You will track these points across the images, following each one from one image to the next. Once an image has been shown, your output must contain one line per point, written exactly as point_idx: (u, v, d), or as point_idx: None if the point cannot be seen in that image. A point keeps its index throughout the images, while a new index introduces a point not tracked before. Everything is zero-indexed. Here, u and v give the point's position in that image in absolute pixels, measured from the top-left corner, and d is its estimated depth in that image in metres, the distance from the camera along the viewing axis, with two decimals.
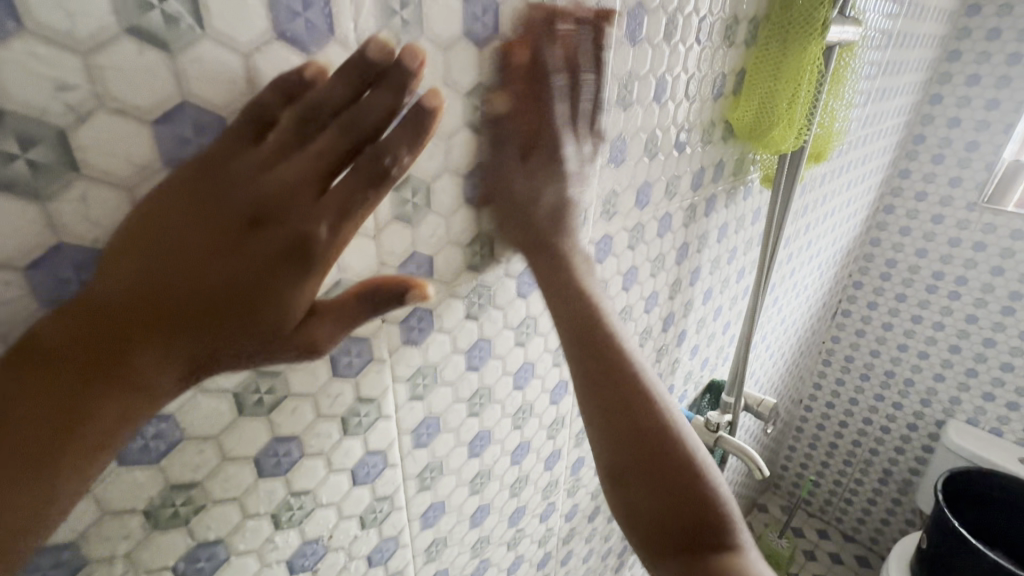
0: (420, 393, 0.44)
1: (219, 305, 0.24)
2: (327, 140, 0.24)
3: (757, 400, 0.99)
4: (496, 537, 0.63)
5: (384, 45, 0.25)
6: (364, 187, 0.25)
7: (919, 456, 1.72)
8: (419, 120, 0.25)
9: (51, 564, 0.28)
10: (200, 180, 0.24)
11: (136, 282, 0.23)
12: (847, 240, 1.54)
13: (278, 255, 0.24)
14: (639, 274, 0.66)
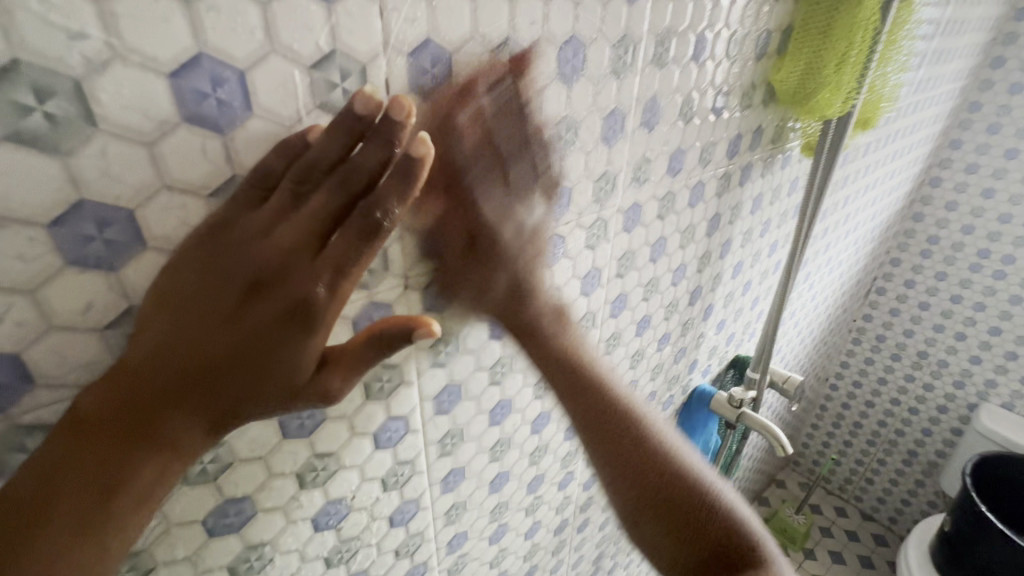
0: (442, 360, 0.44)
1: (235, 365, 0.25)
2: (320, 201, 0.25)
3: (783, 377, 0.97)
4: (514, 502, 0.64)
5: (370, 97, 0.24)
6: (356, 241, 0.25)
7: (947, 439, 1.68)
8: (409, 170, 0.24)
9: None
10: (210, 248, 0.26)
11: (161, 348, 0.25)
12: (887, 215, 1.47)
13: (282, 316, 0.25)
14: (668, 246, 0.64)
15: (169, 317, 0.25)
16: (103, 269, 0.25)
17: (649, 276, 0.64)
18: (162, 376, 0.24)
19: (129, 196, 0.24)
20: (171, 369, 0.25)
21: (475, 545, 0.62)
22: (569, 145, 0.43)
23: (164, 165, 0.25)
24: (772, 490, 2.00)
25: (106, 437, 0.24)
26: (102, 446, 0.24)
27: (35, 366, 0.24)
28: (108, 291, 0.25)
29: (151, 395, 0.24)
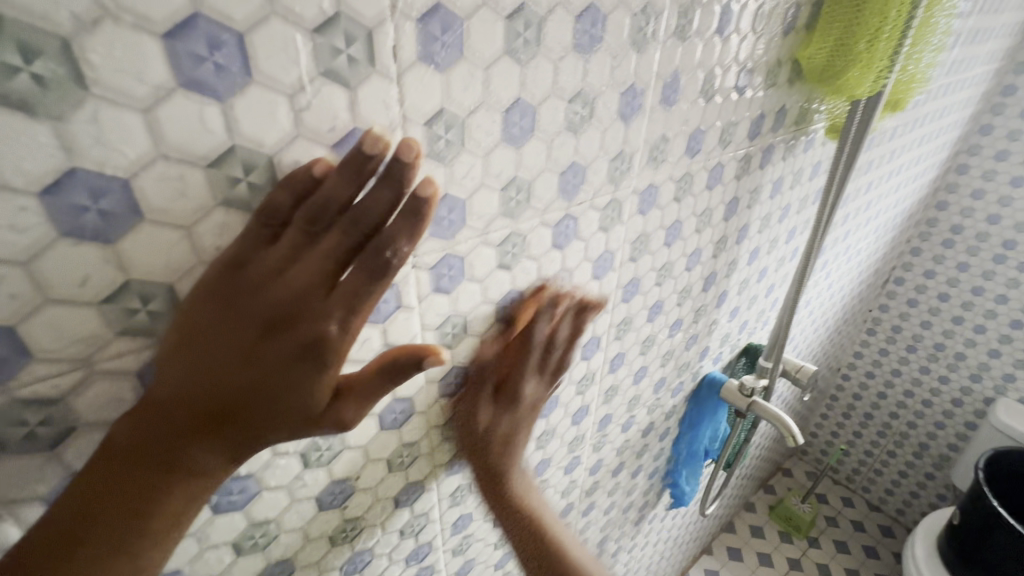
0: (449, 341, 0.43)
1: (252, 401, 0.26)
2: (332, 240, 0.25)
3: (796, 366, 0.95)
4: None
5: (379, 138, 0.25)
6: (367, 281, 0.25)
7: (961, 433, 1.65)
8: (419, 209, 0.25)
9: None
10: (226, 288, 0.26)
11: (184, 384, 0.25)
12: (910, 203, 1.42)
13: (295, 357, 0.26)
14: (683, 229, 0.62)
15: (188, 353, 0.26)
16: (99, 241, 0.24)
17: (663, 261, 0.62)
18: (187, 412, 0.25)
19: (124, 165, 0.23)
20: (193, 406, 0.25)
21: (480, 527, 0.62)
22: (584, 122, 0.42)
23: (160, 132, 0.23)
24: (778, 479, 1.99)
25: (140, 465, 0.25)
26: (135, 474, 0.25)
27: (32, 339, 0.24)
28: (104, 263, 0.24)
29: (177, 429, 0.25)
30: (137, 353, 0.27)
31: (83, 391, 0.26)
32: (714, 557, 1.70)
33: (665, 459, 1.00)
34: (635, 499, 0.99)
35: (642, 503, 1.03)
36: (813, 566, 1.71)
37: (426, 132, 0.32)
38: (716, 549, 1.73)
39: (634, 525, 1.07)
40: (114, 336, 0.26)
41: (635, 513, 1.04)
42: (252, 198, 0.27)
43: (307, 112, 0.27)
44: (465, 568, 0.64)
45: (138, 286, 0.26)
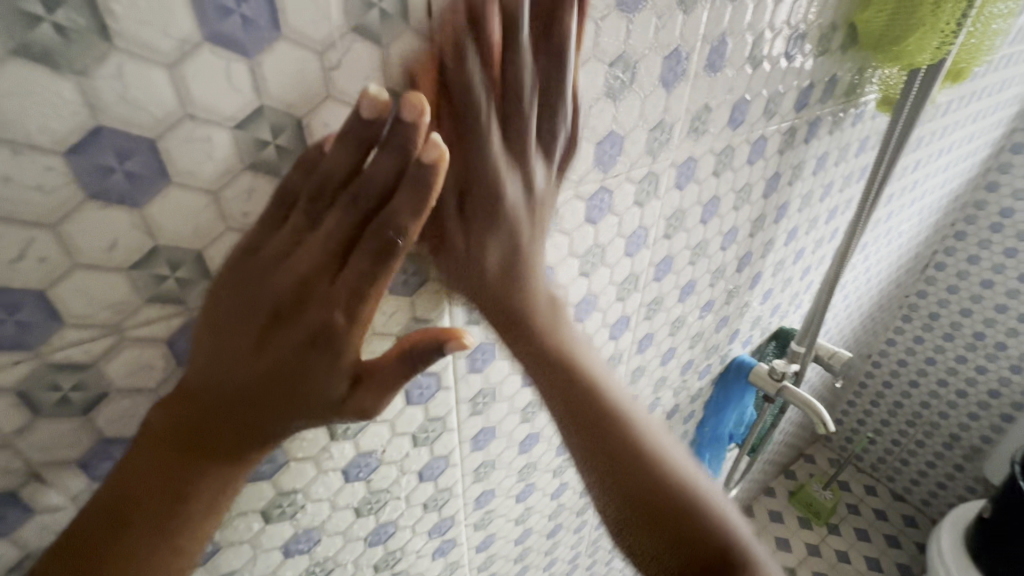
0: (477, 317, 0.42)
1: (272, 388, 0.26)
2: (335, 223, 0.25)
3: (829, 352, 0.92)
4: (543, 464, 0.64)
5: (375, 99, 0.23)
6: (370, 263, 0.24)
7: (996, 425, 1.59)
8: (422, 182, 0.23)
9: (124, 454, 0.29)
10: (236, 275, 0.26)
11: (204, 374, 0.26)
12: (957, 184, 1.34)
13: (304, 346, 0.26)
14: (720, 206, 0.59)
15: (206, 344, 0.26)
16: (127, 205, 0.23)
17: (697, 239, 0.60)
18: (208, 402, 0.26)
19: (152, 124, 0.22)
20: (214, 397, 0.26)
21: (502, 503, 0.62)
22: (624, 88, 0.39)
23: (185, 90, 0.22)
24: (800, 465, 1.97)
25: (167, 455, 0.25)
26: (164, 464, 0.25)
27: (62, 304, 0.23)
28: (133, 228, 0.24)
29: (201, 419, 0.26)
30: (167, 321, 0.27)
31: (114, 358, 0.26)
32: None
33: (687, 442, 0.99)
34: None
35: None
36: (831, 553, 1.69)
37: None
38: None
39: None
40: (145, 303, 0.26)
41: None
42: (281, 162, 0.26)
43: (337, 72, 0.26)
44: (486, 542, 0.65)
45: (166, 251, 0.25)
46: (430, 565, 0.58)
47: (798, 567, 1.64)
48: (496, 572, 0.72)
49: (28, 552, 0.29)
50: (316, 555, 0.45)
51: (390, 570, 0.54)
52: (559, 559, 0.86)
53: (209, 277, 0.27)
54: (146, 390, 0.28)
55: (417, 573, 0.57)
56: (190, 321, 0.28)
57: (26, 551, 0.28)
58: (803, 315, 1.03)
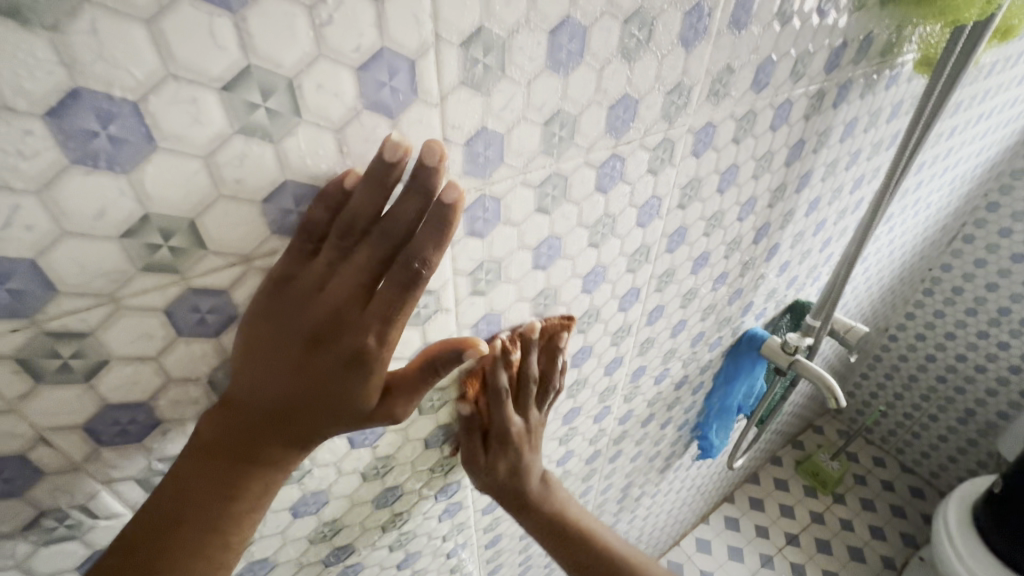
0: (482, 288, 0.41)
1: (311, 405, 0.29)
2: (365, 256, 0.28)
3: (845, 327, 0.90)
4: (549, 432, 0.65)
5: (398, 145, 0.26)
6: (399, 292, 0.27)
7: (1014, 401, 1.56)
8: (443, 217, 0.26)
9: (127, 420, 0.29)
10: (273, 304, 0.28)
11: (253, 390, 0.29)
12: (993, 153, 1.27)
13: (342, 369, 0.29)
14: (739, 174, 0.56)
15: (251, 364, 0.29)
16: (115, 170, 0.22)
17: (713, 209, 0.57)
18: (256, 416, 0.29)
19: (133, 84, 0.21)
20: (262, 411, 0.29)
21: None
22: (640, 47, 0.37)
23: (167, 46, 0.21)
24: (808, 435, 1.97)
25: (221, 461, 0.29)
26: (220, 467, 0.29)
27: (54, 272, 0.23)
28: (122, 194, 0.23)
29: (248, 430, 0.29)
30: (164, 289, 0.26)
31: (111, 327, 0.26)
32: (735, 505, 1.73)
33: (695, 411, 1.00)
34: (662, 449, 1.00)
35: (668, 452, 1.04)
36: (835, 521, 1.71)
37: (461, 54, 0.29)
38: (737, 497, 1.76)
39: (659, 473, 1.08)
40: (138, 269, 0.25)
41: (661, 462, 1.05)
42: (274, 127, 0.25)
43: (330, 30, 0.24)
44: (492, 505, 0.66)
45: (158, 220, 0.24)
46: (436, 526, 0.60)
47: (800, 533, 1.67)
48: (503, 532, 0.74)
49: (43, 510, 0.29)
50: (324, 516, 0.46)
51: (398, 529, 0.55)
52: None
53: (205, 245, 0.26)
54: (147, 357, 0.28)
55: (424, 532, 0.59)
56: (189, 290, 0.27)
57: (41, 509, 0.29)
58: (821, 288, 1.01)
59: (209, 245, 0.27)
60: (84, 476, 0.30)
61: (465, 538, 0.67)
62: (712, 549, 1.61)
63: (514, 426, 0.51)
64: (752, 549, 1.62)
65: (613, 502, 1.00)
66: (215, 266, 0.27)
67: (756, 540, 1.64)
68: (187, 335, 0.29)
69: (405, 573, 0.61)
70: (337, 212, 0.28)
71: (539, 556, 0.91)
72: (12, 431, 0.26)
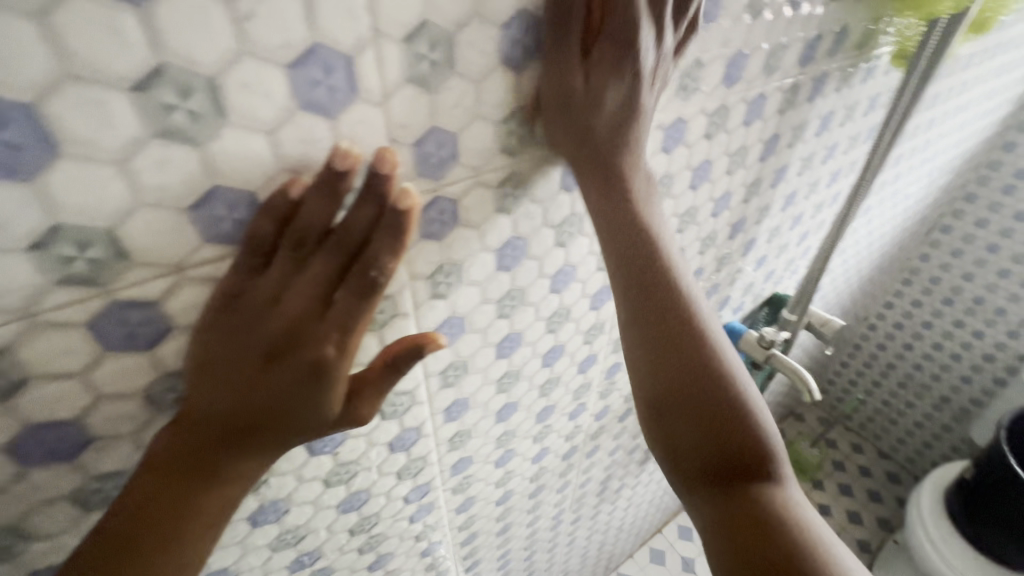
0: (443, 291, 0.41)
1: (267, 415, 0.29)
2: (320, 266, 0.28)
3: (821, 320, 0.90)
4: (522, 430, 0.64)
5: (348, 152, 0.26)
6: (355, 300, 0.28)
7: (987, 387, 1.59)
8: (396, 225, 0.27)
9: (60, 438, 0.29)
10: (228, 322, 0.29)
11: (209, 404, 0.29)
12: (972, 144, 1.28)
13: (302, 381, 0.28)
14: (712, 170, 0.55)
15: (209, 377, 0.29)
16: (16, 179, 0.22)
17: (686, 205, 0.56)
18: (209, 431, 0.29)
19: (28, 87, 0.21)
20: (216, 425, 0.29)
21: (481, 468, 0.62)
22: None
23: (61, 43, 0.20)
24: (789, 422, 2.00)
25: (172, 480, 0.28)
26: (169, 486, 0.28)
27: None
28: (25, 203, 0.23)
29: (198, 448, 0.29)
30: (84, 304, 0.26)
31: (29, 343, 0.25)
32: None
33: None
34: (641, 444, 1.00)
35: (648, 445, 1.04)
36: (813, 509, 1.75)
37: (405, 49, 0.29)
38: None
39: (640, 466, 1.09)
40: (51, 282, 0.25)
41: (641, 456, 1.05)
42: (193, 127, 0.25)
43: (250, 25, 0.24)
44: (467, 504, 0.65)
45: (71, 231, 0.24)
46: (408, 527, 0.59)
47: None
48: (479, 530, 0.73)
49: None
50: (286, 524, 0.45)
51: (367, 532, 0.55)
52: (542, 517, 0.89)
53: (125, 257, 0.26)
54: (71, 373, 0.28)
55: (395, 534, 0.58)
56: (113, 303, 0.27)
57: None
58: (799, 280, 1.01)
59: (129, 257, 0.26)
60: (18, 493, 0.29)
61: (440, 537, 0.67)
62: None
63: (637, 71, 0.35)
64: None
65: (593, 495, 1.00)
66: (139, 279, 0.27)
67: None
68: (117, 349, 0.28)
69: (377, 573, 0.61)
70: (287, 223, 0.28)
71: (519, 550, 0.91)
72: None
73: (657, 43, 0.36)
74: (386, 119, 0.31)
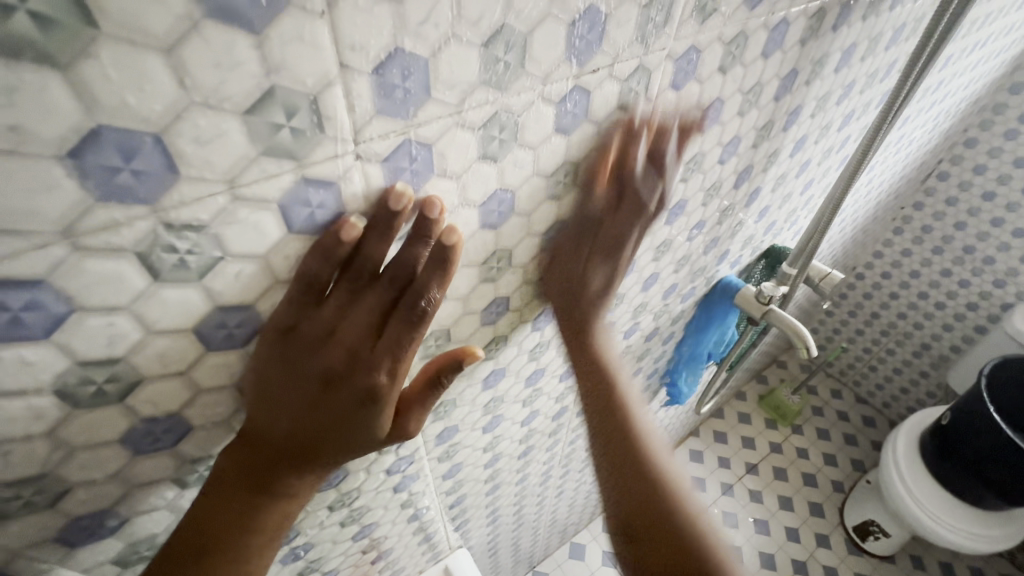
0: (493, 274, 0.43)
1: (328, 436, 0.34)
2: (375, 299, 0.32)
3: (820, 274, 0.93)
4: (510, 396, 0.65)
5: (402, 196, 0.29)
6: (407, 329, 0.33)
7: (967, 336, 1.68)
8: (442, 259, 0.32)
9: (162, 429, 0.31)
10: (281, 353, 0.31)
11: (272, 429, 0.33)
12: (982, 85, 1.28)
13: (354, 407, 0.33)
14: (724, 109, 0.51)
15: (268, 403, 0.32)
16: (140, 204, 0.22)
17: (693, 150, 0.52)
18: (271, 449, 0.33)
19: (156, 118, 0.20)
20: (277, 444, 0.33)
21: (468, 436, 0.64)
22: (658, 30, 0.36)
23: (187, 73, 0.20)
24: (771, 370, 2.11)
25: (244, 479, 0.33)
26: (247, 488, 0.33)
27: (78, 302, 0.23)
28: (147, 224, 0.23)
29: (268, 462, 0.33)
30: (189, 308, 0.27)
31: (142, 351, 0.27)
32: (700, 439, 1.89)
33: (666, 359, 1.05)
34: None
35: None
36: (792, 450, 1.87)
37: (484, 54, 0.28)
38: (702, 432, 1.92)
39: None
40: (159, 293, 0.25)
41: None
42: (297, 144, 0.24)
43: (354, 53, 0.23)
44: (452, 471, 0.69)
45: (177, 250, 0.24)
46: (393, 497, 0.62)
47: (759, 462, 1.83)
48: (466, 492, 0.79)
49: (74, 514, 0.31)
50: (344, 482, 0.51)
51: (347, 507, 0.56)
52: (530, 474, 0.95)
53: (290, 243, 0.28)
54: (234, 350, 0.31)
55: (380, 504, 0.61)
56: (215, 309, 0.28)
57: (72, 517, 0.32)
58: (796, 232, 1.04)
59: (225, 256, 0.26)
60: (112, 480, 0.32)
61: (426, 503, 0.71)
62: None
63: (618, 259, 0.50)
64: (714, 479, 1.79)
65: (584, 446, 1.07)
66: (240, 271, 0.27)
67: (717, 471, 1.81)
68: (215, 348, 0.30)
69: (362, 542, 0.65)
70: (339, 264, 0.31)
71: (507, 506, 1.00)
72: (47, 447, 0.27)
73: (640, 220, 0.49)
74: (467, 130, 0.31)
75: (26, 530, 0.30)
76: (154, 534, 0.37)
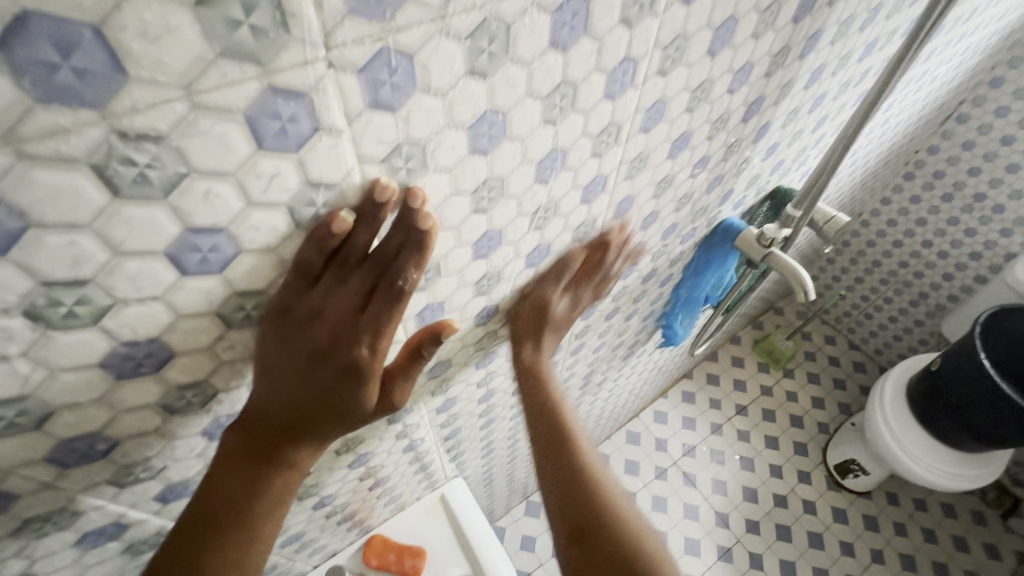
0: (484, 206, 0.44)
1: (319, 410, 0.41)
2: (358, 283, 0.39)
3: (824, 218, 0.95)
4: (503, 333, 0.69)
5: (386, 188, 0.34)
6: (386, 307, 0.38)
7: (966, 286, 1.72)
8: (419, 243, 0.37)
9: (144, 352, 0.34)
10: (279, 328, 0.38)
11: (271, 400, 0.40)
12: (1014, 17, 1.23)
13: (342, 377, 0.40)
14: (737, 30, 0.52)
15: (268, 372, 0.39)
16: (89, 107, 0.22)
17: (701, 76, 0.53)
18: (271, 417, 0.40)
19: (91, 6, 0.20)
20: (275, 414, 0.40)
21: (459, 371, 0.69)
22: None
23: None
24: (768, 316, 2.17)
25: (248, 454, 0.41)
26: (251, 462, 0.41)
27: (37, 215, 0.24)
28: (99, 130, 0.23)
29: (269, 434, 0.41)
30: (157, 227, 0.28)
31: (113, 272, 0.29)
32: (692, 381, 1.99)
33: (664, 301, 1.10)
34: (625, 339, 1.12)
35: (632, 341, 1.17)
36: (782, 393, 1.97)
37: None
38: (695, 374, 2.01)
39: (623, 359, 1.23)
40: (121, 211, 0.26)
41: (626, 349, 1.19)
42: (256, 41, 0.24)
43: None
44: (446, 405, 0.75)
45: (132, 169, 0.25)
46: (387, 428, 0.69)
47: (748, 405, 1.93)
48: (461, 425, 0.86)
49: (59, 436, 0.35)
50: None
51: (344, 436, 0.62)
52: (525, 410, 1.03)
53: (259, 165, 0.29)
54: (212, 275, 0.33)
55: (376, 432, 0.67)
56: (187, 231, 0.29)
57: (62, 438, 0.35)
58: (803, 172, 1.05)
59: (190, 173, 0.27)
60: (99, 402, 0.35)
61: (421, 435, 0.78)
62: (668, 420, 1.89)
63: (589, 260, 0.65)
64: (703, 419, 1.89)
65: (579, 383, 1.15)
66: (209, 191, 0.28)
67: (707, 411, 1.91)
68: (192, 273, 0.32)
69: (359, 469, 0.72)
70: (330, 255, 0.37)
71: (501, 440, 1.09)
72: (27, 367, 0.30)
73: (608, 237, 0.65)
74: (450, 46, 0.31)
75: (21, 443, 0.34)
76: (146, 458, 0.43)
